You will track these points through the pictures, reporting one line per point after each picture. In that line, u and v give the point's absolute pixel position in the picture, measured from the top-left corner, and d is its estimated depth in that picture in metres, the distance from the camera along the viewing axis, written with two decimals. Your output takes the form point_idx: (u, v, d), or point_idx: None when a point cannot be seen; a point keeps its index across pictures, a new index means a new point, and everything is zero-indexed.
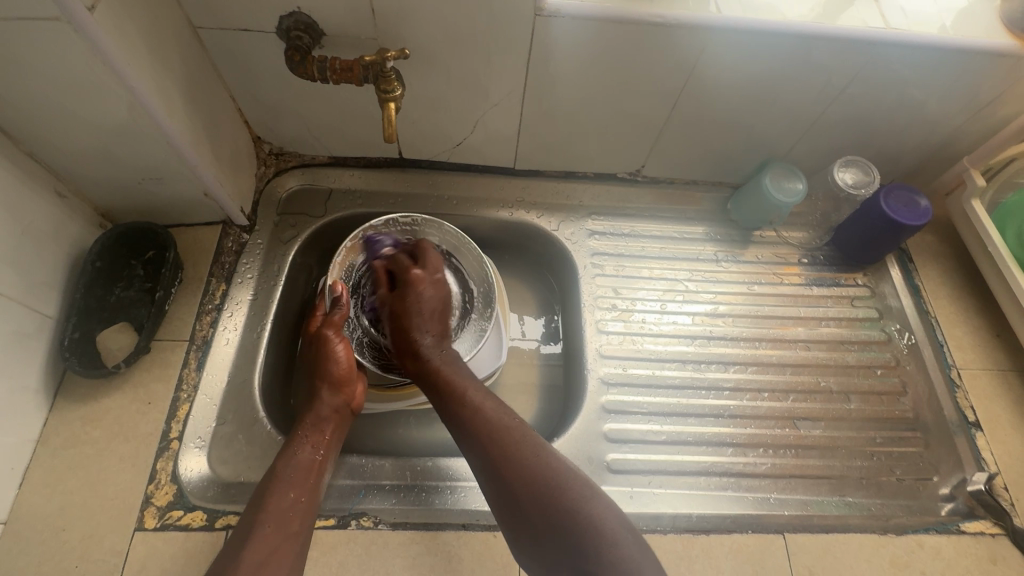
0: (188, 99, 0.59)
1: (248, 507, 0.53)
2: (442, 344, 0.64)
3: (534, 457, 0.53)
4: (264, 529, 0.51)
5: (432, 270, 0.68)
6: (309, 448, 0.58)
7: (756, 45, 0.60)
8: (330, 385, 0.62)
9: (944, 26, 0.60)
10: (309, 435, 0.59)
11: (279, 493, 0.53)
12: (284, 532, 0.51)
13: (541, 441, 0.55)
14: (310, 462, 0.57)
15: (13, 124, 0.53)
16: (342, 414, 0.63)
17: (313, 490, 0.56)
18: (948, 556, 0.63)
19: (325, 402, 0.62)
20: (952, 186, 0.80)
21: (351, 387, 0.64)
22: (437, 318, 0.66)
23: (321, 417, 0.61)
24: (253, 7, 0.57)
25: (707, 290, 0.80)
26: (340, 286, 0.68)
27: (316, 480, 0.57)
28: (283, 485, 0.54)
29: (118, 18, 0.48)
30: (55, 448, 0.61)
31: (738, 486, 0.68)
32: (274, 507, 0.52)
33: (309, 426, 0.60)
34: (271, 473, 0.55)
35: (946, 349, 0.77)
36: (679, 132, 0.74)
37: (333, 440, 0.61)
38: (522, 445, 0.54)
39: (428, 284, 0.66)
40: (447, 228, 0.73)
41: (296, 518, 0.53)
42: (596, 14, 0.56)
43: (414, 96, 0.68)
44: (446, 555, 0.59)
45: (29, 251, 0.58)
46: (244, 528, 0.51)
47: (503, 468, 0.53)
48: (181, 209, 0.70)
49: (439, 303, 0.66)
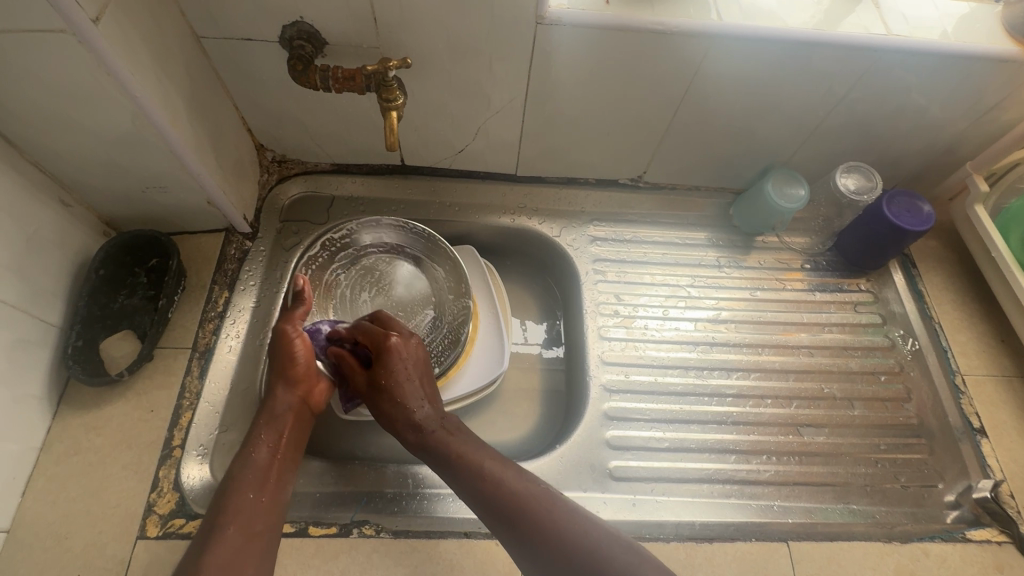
0: (191, 108, 0.60)
1: (211, 510, 0.53)
2: (439, 408, 0.62)
3: (544, 504, 0.53)
4: (225, 533, 0.51)
5: (403, 332, 0.64)
6: (265, 448, 0.58)
7: (758, 52, 0.60)
8: (286, 383, 0.62)
9: (945, 32, 0.60)
10: (264, 434, 0.59)
11: (237, 497, 0.53)
12: (244, 534, 0.51)
13: (565, 502, 0.55)
14: (267, 462, 0.57)
15: (18, 134, 0.54)
16: (300, 411, 0.62)
17: (273, 489, 0.55)
18: (953, 564, 0.63)
19: (280, 399, 0.61)
20: (954, 191, 0.80)
21: (310, 383, 0.63)
22: (424, 381, 0.63)
23: (277, 415, 0.60)
24: (255, 16, 0.57)
25: (709, 296, 0.80)
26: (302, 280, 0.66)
27: (276, 479, 0.56)
28: (241, 487, 0.54)
29: (123, 28, 0.49)
30: (58, 456, 0.61)
31: (742, 494, 0.68)
32: (234, 510, 0.52)
33: (265, 425, 0.59)
34: (229, 475, 0.55)
35: (949, 355, 0.77)
36: (681, 139, 0.74)
37: (295, 437, 0.60)
38: (549, 517, 0.52)
39: (407, 347, 0.63)
40: (386, 220, 0.76)
41: (256, 520, 0.53)
42: (596, 22, 0.57)
43: (415, 104, 0.68)
44: (447, 564, 0.59)
45: (32, 258, 0.58)
46: (206, 533, 0.51)
47: (518, 520, 0.53)
48: (184, 217, 0.71)
49: (422, 363, 0.63)
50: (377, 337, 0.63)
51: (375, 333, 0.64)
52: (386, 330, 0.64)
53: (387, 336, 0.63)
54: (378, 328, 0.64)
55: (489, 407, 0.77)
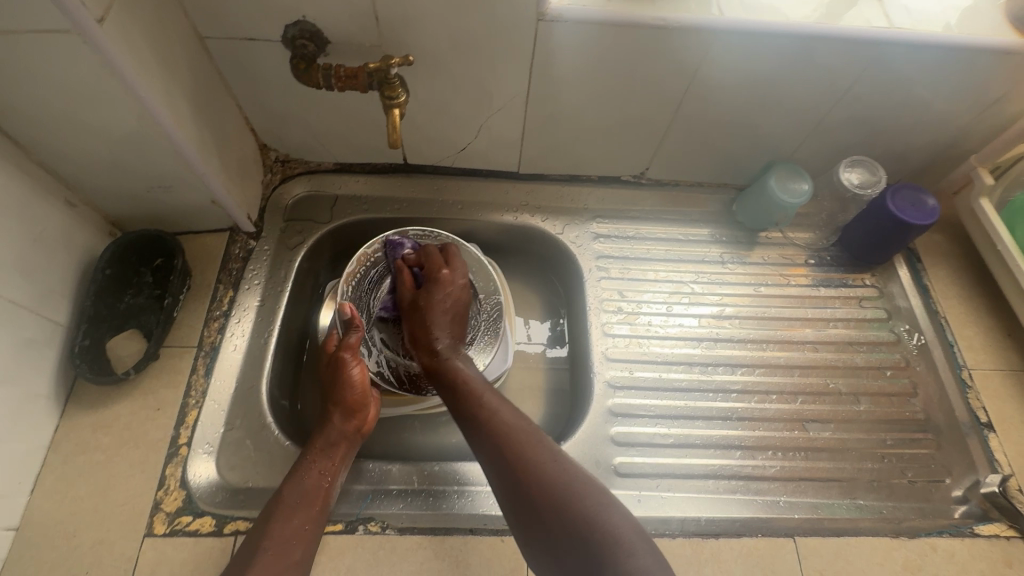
0: (195, 108, 0.60)
1: (255, 529, 0.54)
2: (457, 346, 0.66)
3: (549, 464, 0.52)
4: (267, 556, 0.51)
5: (459, 271, 0.68)
6: (317, 473, 0.58)
7: (760, 45, 0.60)
8: (342, 410, 0.62)
9: (948, 25, 0.60)
10: (317, 460, 0.59)
11: (283, 522, 0.53)
12: (284, 561, 0.52)
13: (557, 449, 0.55)
14: (317, 490, 0.57)
15: (25, 135, 0.54)
16: (352, 439, 0.62)
17: (317, 517, 0.56)
18: (961, 560, 0.62)
19: (336, 426, 0.61)
20: (959, 185, 0.80)
21: (364, 412, 0.63)
22: (455, 323, 0.67)
23: (331, 442, 0.60)
24: (258, 16, 0.57)
25: (712, 292, 0.80)
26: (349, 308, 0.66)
27: (321, 507, 0.56)
28: (289, 513, 0.54)
29: (127, 28, 0.49)
30: (66, 454, 0.61)
31: (747, 489, 0.67)
32: (277, 535, 0.53)
33: (318, 451, 0.59)
34: (277, 497, 0.56)
35: (956, 349, 0.77)
36: (682, 135, 0.74)
37: (342, 464, 0.60)
38: (534, 456, 0.53)
39: (454, 287, 0.66)
40: (412, 233, 0.73)
41: (297, 547, 0.53)
42: (597, 18, 0.57)
43: (418, 102, 0.68)
44: (454, 559, 0.59)
45: (40, 258, 0.59)
46: (247, 553, 0.52)
47: (519, 474, 0.52)
48: (189, 216, 0.71)
49: (460, 307, 0.67)
50: (434, 266, 0.67)
51: (434, 262, 0.68)
52: (444, 262, 0.68)
53: (443, 269, 0.67)
54: (439, 258, 0.68)
55: None
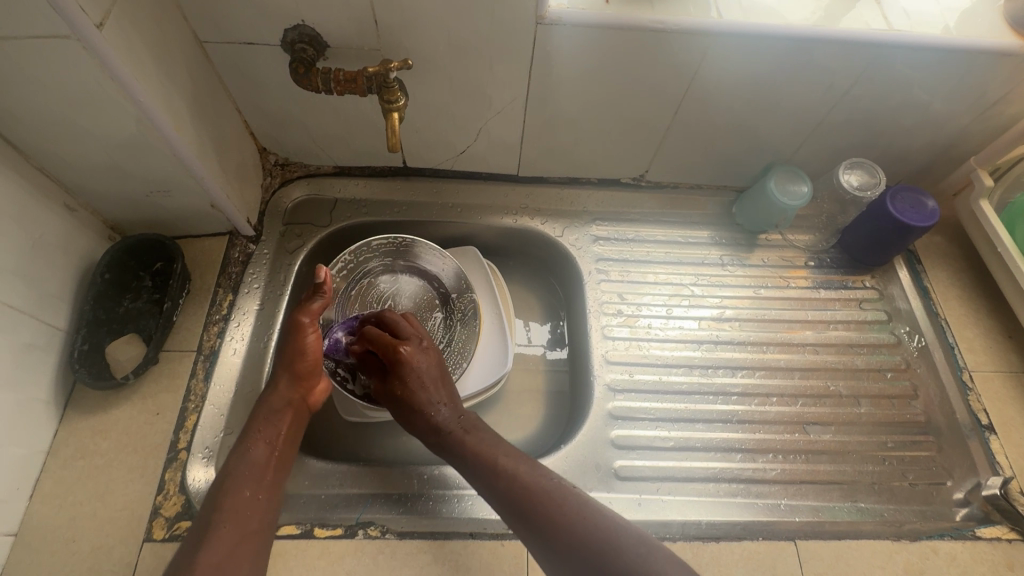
0: (194, 112, 0.60)
1: (205, 507, 0.53)
2: (458, 409, 0.63)
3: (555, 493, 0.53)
4: (222, 528, 0.51)
5: (415, 341, 0.65)
6: (263, 445, 0.58)
7: (759, 48, 0.60)
8: (289, 376, 0.63)
9: (948, 27, 0.60)
10: (262, 430, 0.59)
11: (234, 492, 0.53)
12: (241, 530, 0.51)
13: (580, 495, 0.54)
14: (264, 460, 0.57)
15: (24, 140, 0.54)
16: (297, 409, 0.63)
17: (269, 487, 0.56)
18: (963, 563, 0.62)
19: (281, 394, 0.62)
20: (958, 186, 0.80)
21: (311, 381, 0.64)
22: (441, 384, 0.64)
23: (275, 411, 0.61)
24: (256, 21, 0.57)
25: (713, 294, 0.80)
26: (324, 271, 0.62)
27: (273, 477, 0.57)
28: (239, 484, 0.54)
29: (126, 32, 0.49)
30: (65, 459, 0.61)
31: (747, 492, 0.67)
32: (229, 505, 0.52)
33: (262, 420, 0.60)
34: (224, 471, 0.55)
35: (957, 351, 0.76)
36: (682, 137, 0.74)
37: (290, 435, 0.61)
38: (559, 503, 0.52)
39: (420, 355, 0.64)
40: (375, 241, 0.75)
41: (253, 516, 0.53)
42: (595, 21, 0.57)
43: (417, 106, 0.68)
44: (452, 563, 0.58)
45: (38, 263, 0.59)
46: (199, 529, 0.51)
47: (530, 508, 0.52)
48: (188, 220, 0.71)
49: (437, 369, 0.64)
50: (389, 346, 0.64)
51: (387, 341, 0.64)
52: (396, 338, 0.65)
53: (400, 345, 0.64)
54: (388, 336, 0.65)
55: (493, 409, 0.77)
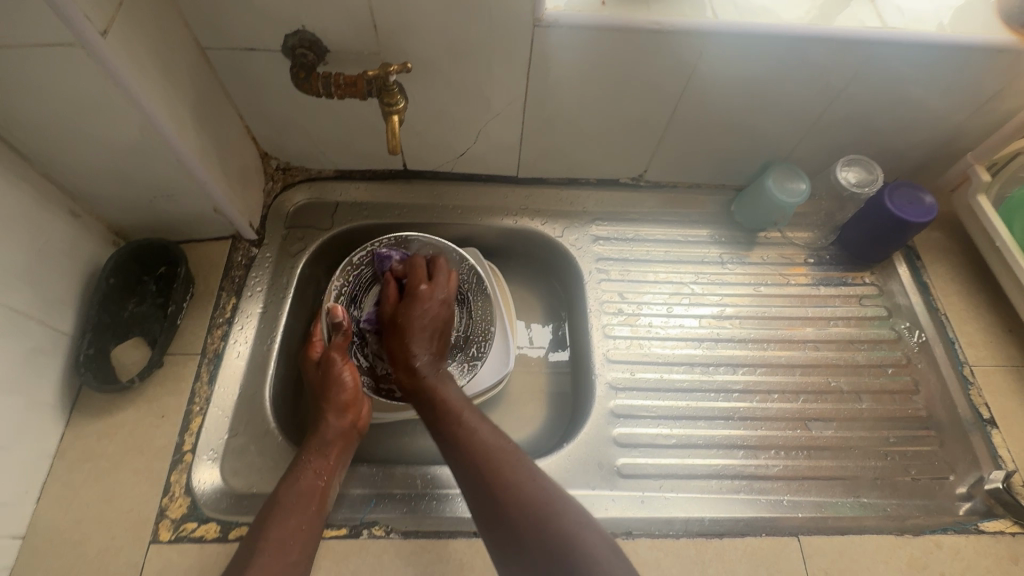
0: (196, 118, 0.61)
1: (251, 531, 0.53)
2: (438, 362, 0.65)
3: (526, 477, 0.53)
4: (264, 556, 0.50)
5: (438, 287, 0.68)
6: (312, 473, 0.58)
7: (753, 48, 0.60)
8: (336, 410, 0.62)
9: (941, 24, 0.61)
10: (313, 459, 0.59)
11: (280, 521, 0.53)
12: (283, 559, 0.51)
13: (533, 466, 0.55)
14: (313, 489, 0.57)
15: (29, 147, 0.55)
16: (348, 438, 0.62)
17: (314, 516, 0.55)
18: (966, 557, 0.62)
19: (332, 424, 0.61)
20: (956, 182, 0.80)
21: (357, 409, 0.64)
22: (435, 338, 0.66)
23: (327, 441, 0.60)
24: (257, 26, 0.58)
25: (713, 293, 0.80)
26: (340, 312, 0.68)
27: (319, 507, 0.56)
28: (286, 511, 0.54)
29: (129, 40, 0.50)
30: (71, 462, 0.62)
31: (750, 489, 0.67)
32: (275, 534, 0.52)
33: (315, 449, 0.60)
34: (274, 499, 0.55)
35: (957, 346, 0.77)
36: (680, 137, 0.74)
37: (338, 465, 0.60)
38: (510, 470, 0.54)
39: (434, 302, 0.67)
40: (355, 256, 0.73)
41: (296, 545, 0.52)
42: (591, 23, 0.57)
43: (416, 109, 0.69)
44: (457, 563, 0.59)
45: (43, 268, 0.59)
46: (245, 554, 0.51)
47: (491, 483, 0.53)
48: (191, 225, 0.72)
49: (440, 323, 0.67)
50: (417, 279, 0.68)
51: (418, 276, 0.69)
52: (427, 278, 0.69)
53: (422, 283, 0.68)
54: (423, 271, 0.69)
55: (496, 408, 0.77)
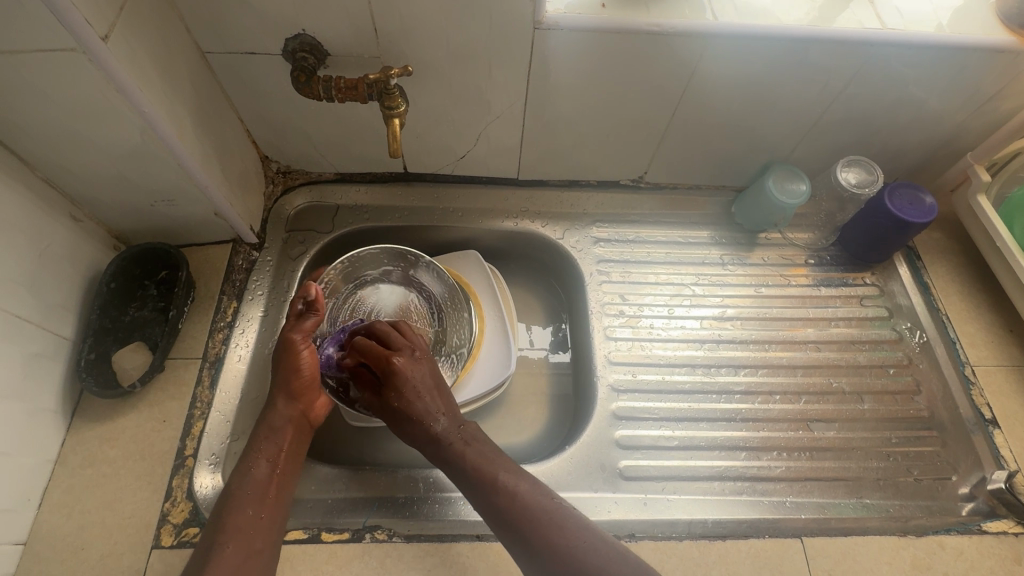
0: (197, 122, 0.61)
1: (211, 525, 0.54)
2: (456, 418, 0.62)
3: (577, 534, 0.53)
4: (227, 548, 0.52)
5: (407, 351, 0.64)
6: (264, 462, 0.58)
7: (753, 49, 0.60)
8: (285, 395, 0.62)
9: (940, 25, 0.61)
10: (263, 448, 0.59)
11: (235, 514, 0.54)
12: (245, 551, 0.52)
13: (576, 516, 0.55)
14: (267, 477, 0.57)
15: (31, 153, 0.55)
16: (299, 423, 0.62)
17: (273, 503, 0.56)
18: (970, 557, 0.62)
19: (279, 412, 0.61)
20: (956, 182, 0.80)
21: (310, 396, 0.64)
22: (438, 394, 0.63)
23: (276, 427, 0.61)
24: (258, 30, 0.58)
25: (714, 294, 0.81)
26: (315, 290, 0.64)
27: (276, 493, 0.57)
28: (241, 503, 0.55)
29: (130, 45, 0.50)
30: (73, 468, 0.62)
31: (753, 490, 0.67)
32: (233, 527, 0.53)
33: (264, 438, 0.60)
34: (229, 492, 0.56)
35: (958, 346, 0.77)
36: (680, 139, 0.74)
37: (293, 449, 0.61)
38: (561, 527, 0.53)
39: (413, 365, 0.63)
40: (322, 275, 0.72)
41: (257, 535, 0.54)
42: (591, 25, 0.57)
43: (417, 112, 0.69)
44: (460, 566, 0.59)
45: (45, 273, 0.59)
46: (207, 548, 0.52)
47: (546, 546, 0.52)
48: (192, 229, 0.72)
49: (432, 378, 0.64)
50: (382, 356, 0.63)
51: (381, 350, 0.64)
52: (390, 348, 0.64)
53: (393, 356, 0.63)
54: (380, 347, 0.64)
55: (497, 411, 0.77)
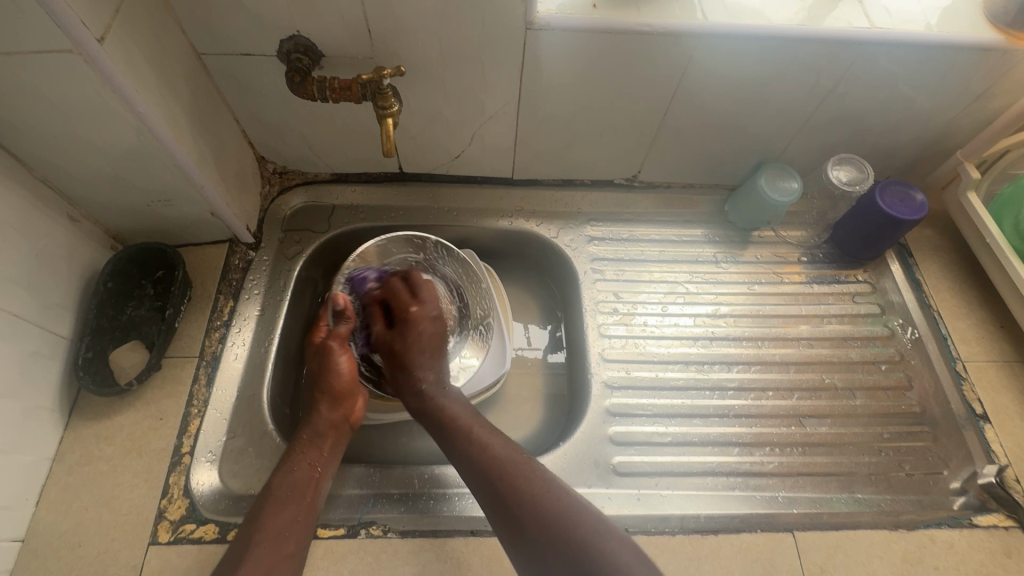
0: (193, 123, 0.61)
1: (245, 525, 0.54)
2: (443, 378, 0.65)
3: (543, 486, 0.53)
4: (259, 549, 0.51)
5: (427, 304, 0.67)
6: (306, 465, 0.58)
7: (744, 49, 0.61)
8: (329, 399, 0.62)
9: (928, 24, 0.61)
10: (306, 452, 0.59)
11: (272, 515, 0.54)
12: (278, 554, 0.52)
13: (547, 474, 0.55)
14: (306, 480, 0.57)
15: (28, 154, 0.56)
16: (340, 429, 0.62)
17: (309, 508, 0.56)
18: (959, 550, 0.63)
19: (324, 416, 0.61)
20: (947, 180, 0.81)
21: (351, 401, 0.64)
22: (435, 354, 0.66)
23: (319, 432, 0.61)
24: (254, 32, 0.59)
25: (707, 291, 0.81)
26: (343, 299, 0.66)
27: (313, 498, 0.57)
28: (279, 505, 0.55)
29: (125, 46, 0.50)
30: (70, 466, 0.62)
31: (746, 485, 0.68)
32: (268, 528, 0.53)
33: (307, 442, 0.60)
34: (266, 493, 0.56)
35: (950, 342, 0.77)
36: (673, 138, 0.75)
37: (332, 454, 0.61)
38: (527, 479, 0.54)
39: (427, 321, 0.66)
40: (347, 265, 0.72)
41: (291, 539, 0.53)
42: (582, 26, 0.58)
43: (412, 112, 0.70)
44: (456, 560, 0.59)
45: (43, 273, 0.60)
46: (240, 547, 0.52)
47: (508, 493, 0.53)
48: (189, 229, 0.72)
49: (438, 339, 0.66)
50: (403, 301, 0.67)
51: (404, 298, 0.67)
52: (412, 296, 0.68)
53: (412, 305, 0.67)
54: (405, 292, 0.68)
55: (493, 409, 0.78)
